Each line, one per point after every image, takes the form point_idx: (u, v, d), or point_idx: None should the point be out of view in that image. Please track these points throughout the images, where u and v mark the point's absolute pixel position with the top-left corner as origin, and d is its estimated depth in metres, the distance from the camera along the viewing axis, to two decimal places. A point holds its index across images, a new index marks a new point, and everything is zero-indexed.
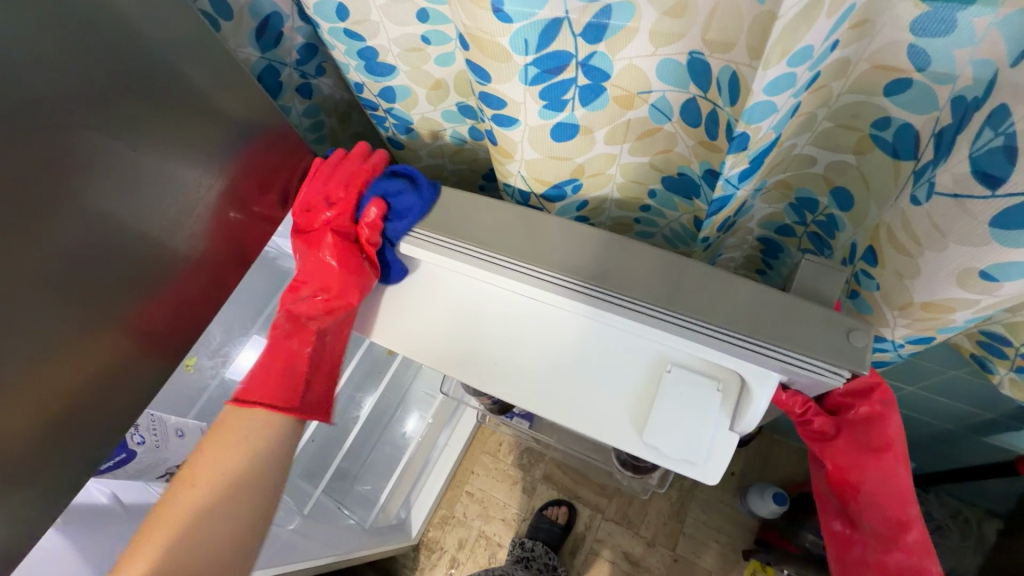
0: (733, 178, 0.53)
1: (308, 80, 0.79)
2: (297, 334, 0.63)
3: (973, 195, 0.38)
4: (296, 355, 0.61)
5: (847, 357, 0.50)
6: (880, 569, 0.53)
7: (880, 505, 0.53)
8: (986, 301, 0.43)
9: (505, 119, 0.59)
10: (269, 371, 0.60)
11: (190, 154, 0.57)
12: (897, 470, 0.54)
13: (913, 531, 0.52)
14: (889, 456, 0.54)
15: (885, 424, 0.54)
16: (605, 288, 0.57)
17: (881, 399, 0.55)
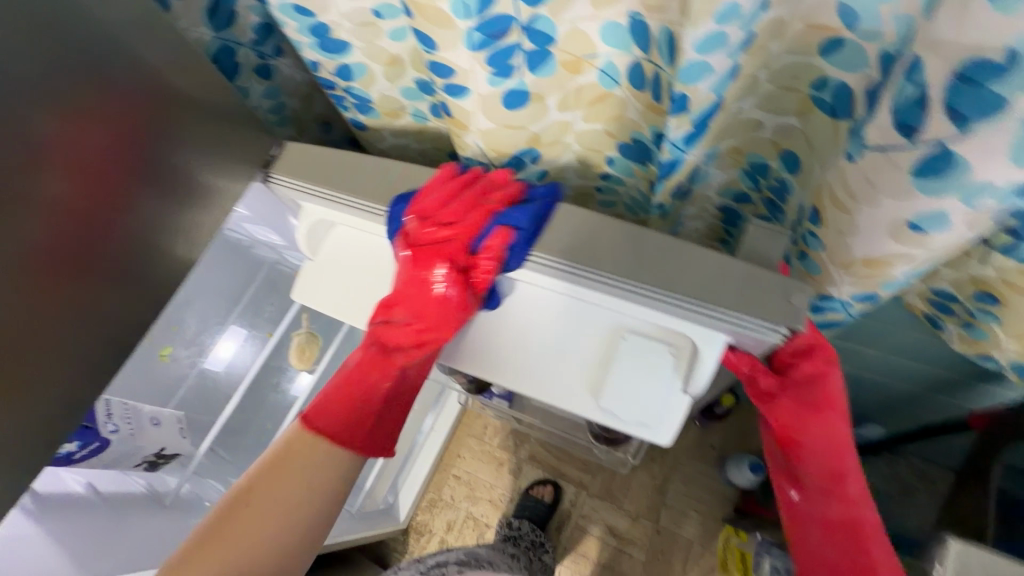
0: (679, 141, 0.51)
1: (267, 61, 0.75)
2: (379, 365, 0.61)
3: (897, 146, 0.37)
4: (371, 389, 0.60)
5: (791, 314, 0.47)
6: (823, 523, 0.48)
7: (819, 459, 0.49)
8: (920, 255, 0.43)
9: (456, 89, 0.53)
10: (340, 402, 0.59)
11: (144, 134, 0.55)
12: (837, 424, 0.49)
13: (851, 482, 0.48)
14: (830, 410, 0.49)
15: (828, 382, 0.49)
16: (579, 265, 0.52)
17: (823, 356, 0.49)
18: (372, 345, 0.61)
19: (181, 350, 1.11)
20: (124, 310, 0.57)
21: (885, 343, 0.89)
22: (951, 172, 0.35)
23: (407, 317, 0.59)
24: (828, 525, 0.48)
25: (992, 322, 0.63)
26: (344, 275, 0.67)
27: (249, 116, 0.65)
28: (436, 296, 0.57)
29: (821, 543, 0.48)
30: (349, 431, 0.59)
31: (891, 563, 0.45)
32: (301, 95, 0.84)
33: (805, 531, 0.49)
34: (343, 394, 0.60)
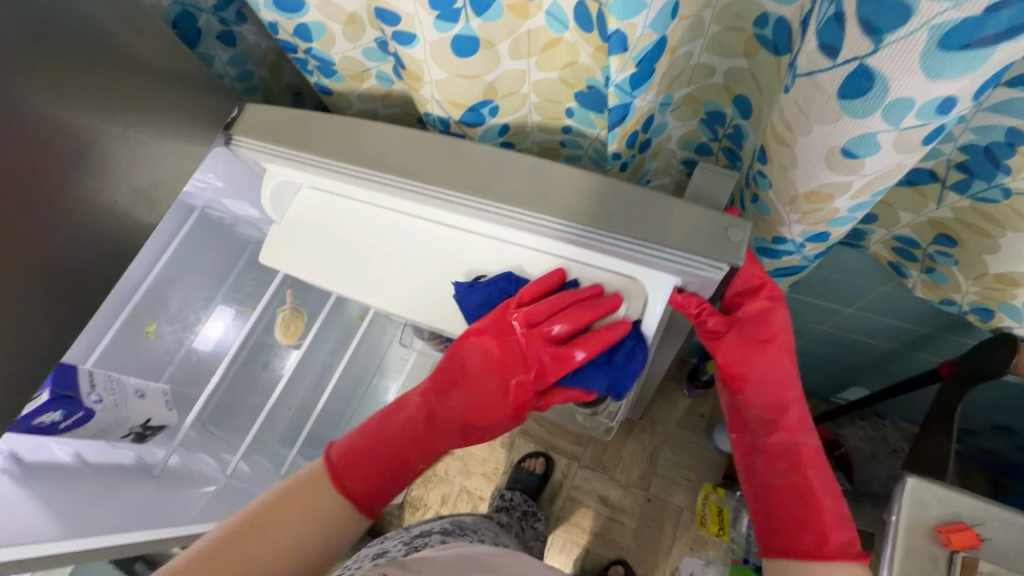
0: (625, 85, 0.49)
1: (229, 28, 0.75)
2: (421, 439, 0.63)
3: (822, 69, 0.37)
4: (408, 460, 0.62)
5: (732, 250, 0.48)
6: (765, 453, 0.52)
7: (764, 391, 0.52)
8: (858, 183, 0.44)
9: (405, 37, 0.52)
10: (374, 462, 0.61)
11: (101, 92, 0.55)
12: (780, 357, 0.52)
13: (793, 413, 0.52)
14: (774, 346, 0.53)
15: (773, 318, 0.52)
16: (592, 227, 0.52)
17: (769, 294, 0.51)
18: (418, 417, 0.64)
19: (166, 326, 1.12)
20: (91, 273, 0.57)
21: (859, 300, 0.90)
22: (871, 90, 0.36)
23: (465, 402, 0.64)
24: (770, 455, 0.51)
25: (950, 265, 0.64)
26: (306, 234, 0.67)
27: (208, 81, 0.66)
28: (504, 399, 0.62)
29: (764, 472, 0.51)
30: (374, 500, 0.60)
31: (827, 485, 0.50)
32: (269, 63, 0.84)
33: (750, 463, 0.53)
34: (374, 459, 0.61)
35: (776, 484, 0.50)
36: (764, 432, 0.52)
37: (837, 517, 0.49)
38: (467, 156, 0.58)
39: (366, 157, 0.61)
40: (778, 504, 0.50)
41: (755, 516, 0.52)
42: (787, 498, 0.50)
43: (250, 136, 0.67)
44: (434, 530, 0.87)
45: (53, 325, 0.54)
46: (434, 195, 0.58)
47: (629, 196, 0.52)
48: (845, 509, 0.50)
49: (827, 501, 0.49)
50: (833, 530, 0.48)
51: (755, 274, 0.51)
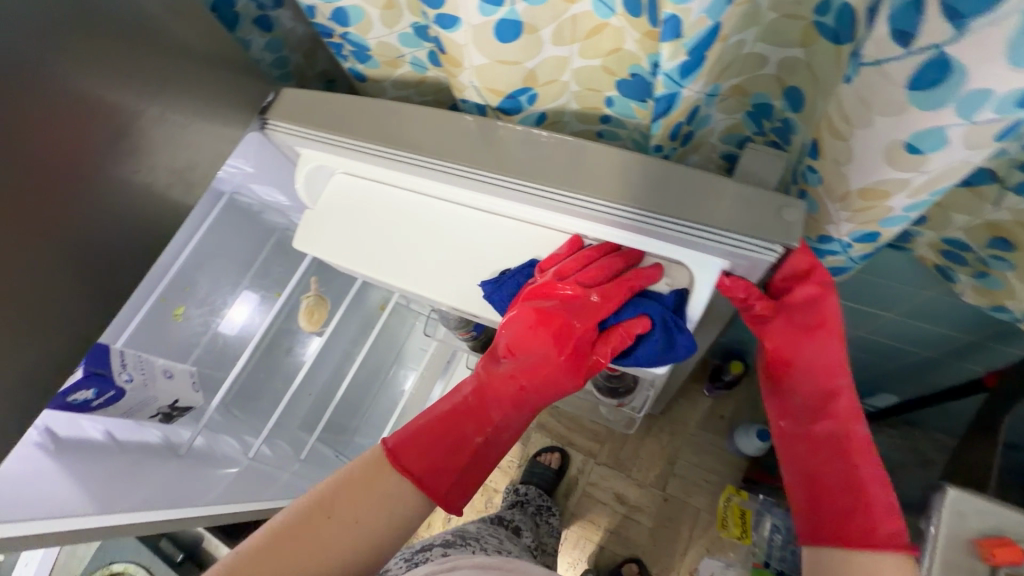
0: (674, 74, 0.49)
1: (266, 13, 0.75)
2: (475, 416, 0.57)
3: (891, 58, 0.35)
4: (462, 440, 0.56)
5: (787, 230, 0.47)
6: (809, 439, 0.51)
7: (810, 377, 0.52)
8: (918, 180, 0.42)
9: (448, 20, 0.51)
10: (431, 448, 0.55)
11: (141, 73, 0.55)
12: (830, 344, 0.52)
13: (841, 399, 0.50)
14: (824, 332, 0.52)
15: (824, 304, 0.50)
16: (651, 211, 0.50)
17: (819, 279, 0.49)
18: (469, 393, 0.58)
19: (194, 309, 1.14)
20: (125, 251, 0.58)
21: (898, 304, 0.87)
22: (950, 79, 0.33)
23: (514, 370, 0.58)
24: (814, 441, 0.50)
25: (1005, 270, 0.61)
26: (339, 220, 0.67)
27: (245, 64, 0.65)
28: (557, 359, 0.57)
29: (808, 458, 0.50)
30: (436, 484, 0.54)
31: (878, 474, 0.47)
32: (304, 49, 0.83)
33: (795, 450, 0.52)
34: (431, 439, 0.55)
35: (817, 470, 0.49)
36: (810, 419, 0.51)
37: (887, 507, 0.46)
38: (504, 143, 0.57)
39: (401, 141, 0.61)
40: (822, 489, 0.49)
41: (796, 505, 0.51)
42: (830, 483, 0.48)
43: (286, 120, 0.66)
44: (435, 544, 0.79)
45: (86, 302, 0.55)
46: (471, 179, 0.57)
47: (678, 182, 0.51)
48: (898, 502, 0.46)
49: (876, 489, 0.46)
50: (882, 519, 0.45)
51: (803, 259, 0.49)
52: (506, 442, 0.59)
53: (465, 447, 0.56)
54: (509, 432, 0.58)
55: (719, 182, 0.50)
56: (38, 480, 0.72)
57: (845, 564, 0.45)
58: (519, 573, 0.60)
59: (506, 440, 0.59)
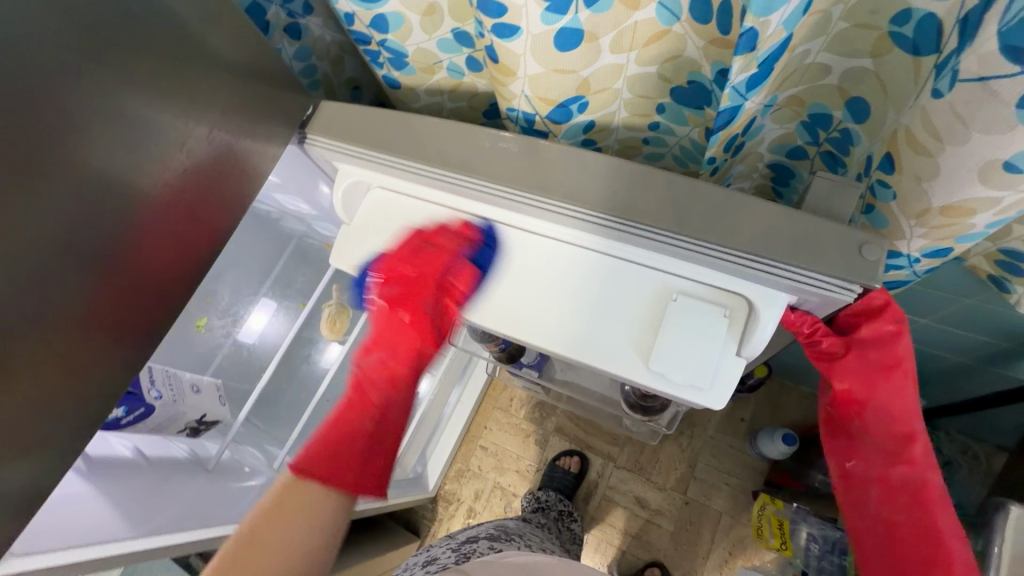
0: (740, 86, 0.46)
1: (296, 20, 0.73)
2: (361, 405, 0.62)
3: (1000, 75, 0.33)
4: (354, 426, 0.60)
5: (867, 269, 0.44)
6: (882, 485, 0.48)
7: (885, 421, 0.48)
8: (1008, 199, 0.40)
9: (506, 30, 0.49)
10: (328, 446, 0.59)
11: (184, 88, 0.53)
12: (905, 386, 0.48)
13: (917, 445, 0.47)
14: (897, 372, 0.48)
15: (898, 343, 0.47)
16: (628, 220, 0.51)
17: (896, 317, 0.46)
18: (350, 388, 0.63)
19: (216, 320, 1.13)
20: (174, 275, 0.57)
21: (936, 312, 0.86)
22: None
23: (382, 356, 0.63)
24: (888, 488, 0.48)
25: None
26: (372, 236, 0.64)
27: (283, 75, 0.63)
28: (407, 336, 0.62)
29: (882, 508, 0.48)
30: (340, 476, 0.58)
31: (954, 525, 0.46)
32: (331, 57, 0.81)
33: (862, 494, 0.49)
34: (326, 444, 0.59)
35: (895, 519, 0.47)
36: (882, 463, 0.48)
37: (966, 562, 0.45)
38: (558, 163, 0.54)
39: (446, 158, 0.58)
40: (899, 544, 0.46)
41: (862, 546, 0.49)
42: (908, 539, 0.46)
43: (326, 134, 0.65)
44: (480, 536, 0.84)
45: (132, 327, 0.54)
46: (524, 200, 0.54)
47: (722, 200, 0.49)
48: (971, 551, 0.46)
49: (956, 544, 0.45)
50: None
51: (878, 295, 0.46)
52: (394, 419, 0.63)
53: (358, 436, 0.60)
54: (396, 407, 0.63)
55: (759, 206, 0.48)
56: (63, 501, 0.70)
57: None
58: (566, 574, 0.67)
59: (396, 414, 0.63)
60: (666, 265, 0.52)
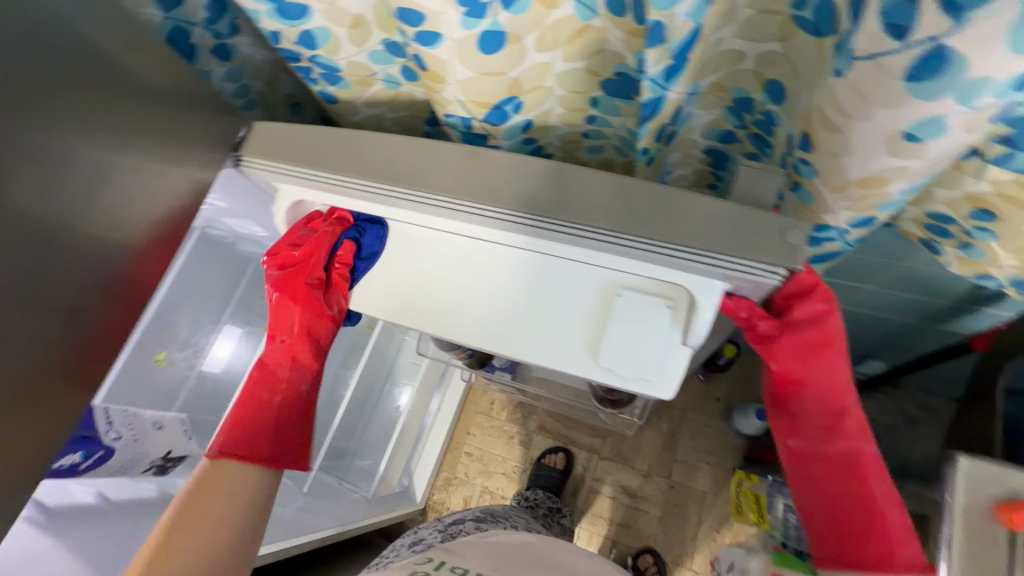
0: (658, 77, 0.48)
1: (224, 41, 0.72)
2: (266, 385, 0.64)
3: (887, 51, 0.35)
4: (265, 405, 0.63)
5: (790, 252, 0.46)
6: (823, 460, 0.49)
7: (820, 397, 0.49)
8: (916, 166, 0.42)
9: (428, 36, 0.50)
10: (242, 427, 0.62)
11: (106, 120, 0.53)
12: (838, 362, 0.49)
13: (852, 419, 0.48)
14: (831, 350, 0.49)
15: (829, 322, 0.48)
16: (543, 215, 0.52)
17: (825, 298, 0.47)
18: (253, 370, 0.65)
19: (177, 353, 1.09)
20: (116, 312, 0.55)
21: (882, 275, 0.90)
22: (947, 70, 0.34)
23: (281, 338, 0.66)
24: (828, 462, 0.49)
25: (988, 240, 0.63)
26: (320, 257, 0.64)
27: (211, 99, 0.63)
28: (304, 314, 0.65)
29: (823, 482, 0.49)
30: (244, 450, 0.61)
31: (890, 493, 0.47)
32: (265, 75, 0.80)
33: (806, 469, 0.51)
34: (240, 423, 0.62)
35: (836, 493, 0.48)
36: (821, 439, 0.49)
37: (903, 527, 0.46)
38: (498, 169, 0.55)
39: (387, 171, 0.58)
40: (838, 515, 0.48)
41: (811, 518, 0.51)
42: (846, 511, 0.48)
43: (262, 156, 0.63)
44: (467, 518, 0.85)
45: (76, 366, 0.52)
46: (468, 209, 0.54)
47: (652, 191, 0.51)
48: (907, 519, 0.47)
49: (892, 514, 0.47)
50: (899, 546, 0.46)
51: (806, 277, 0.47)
52: (302, 391, 0.66)
53: (267, 410, 0.63)
54: (303, 381, 0.66)
55: (686, 195, 0.50)
56: (18, 564, 0.70)
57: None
58: (545, 550, 0.68)
59: (305, 386, 0.66)
60: (604, 261, 0.53)
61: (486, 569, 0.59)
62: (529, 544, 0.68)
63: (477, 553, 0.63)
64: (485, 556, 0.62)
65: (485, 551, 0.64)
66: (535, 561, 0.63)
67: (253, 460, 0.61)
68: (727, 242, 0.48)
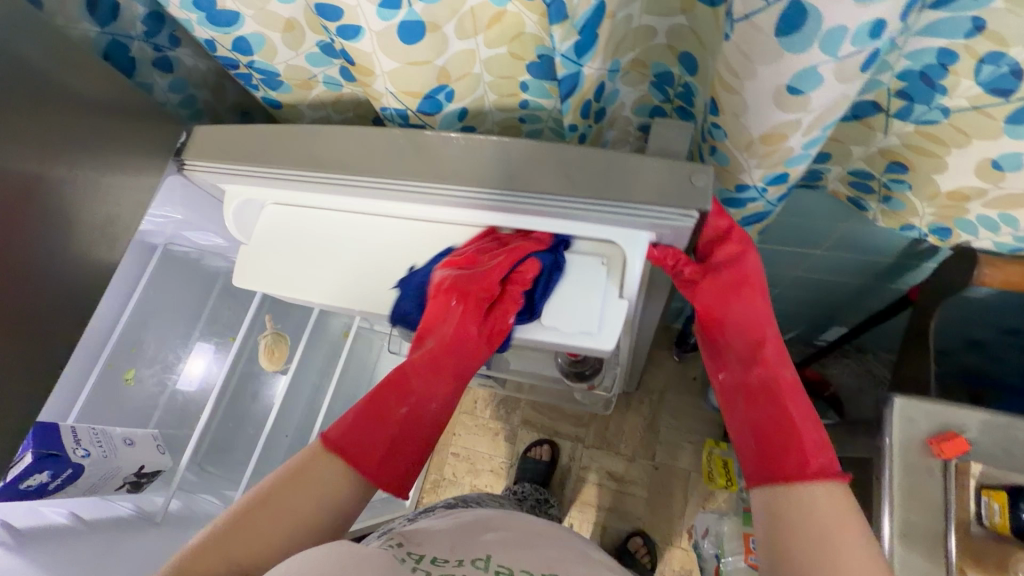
0: (569, 54, 0.51)
1: (165, 53, 0.73)
2: (399, 394, 0.59)
3: (756, 10, 0.38)
4: (389, 415, 0.58)
5: (699, 195, 0.49)
6: (746, 390, 0.56)
7: (740, 330, 0.58)
8: (806, 119, 0.46)
9: (350, 31, 0.53)
10: (366, 432, 0.56)
11: (42, 131, 0.54)
12: (755, 299, 0.58)
13: (770, 348, 0.57)
14: (748, 289, 0.58)
15: (744, 261, 0.57)
16: (517, 191, 0.54)
17: (738, 239, 0.57)
18: (391, 374, 0.61)
19: (145, 370, 1.09)
20: (64, 319, 0.56)
21: (826, 239, 0.94)
22: (808, 22, 0.37)
23: (434, 346, 0.61)
24: (750, 391, 0.55)
25: (905, 191, 0.67)
26: (272, 254, 0.67)
27: (149, 109, 0.65)
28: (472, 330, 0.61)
29: (746, 407, 0.55)
30: (365, 462, 0.55)
31: (806, 414, 0.53)
32: (210, 85, 0.82)
33: (733, 403, 0.57)
34: (365, 418, 0.57)
35: (758, 418, 0.54)
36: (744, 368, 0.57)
37: (818, 444, 0.51)
38: (435, 150, 0.57)
39: (327, 162, 0.60)
40: (760, 433, 0.53)
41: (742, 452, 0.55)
42: (766, 429, 0.53)
43: (207, 157, 0.65)
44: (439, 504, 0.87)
45: (25, 374, 0.53)
46: (408, 189, 0.57)
47: (576, 158, 0.53)
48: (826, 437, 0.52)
49: (807, 427, 0.52)
50: (813, 455, 0.50)
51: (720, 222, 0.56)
52: (433, 411, 0.61)
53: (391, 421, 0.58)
54: (434, 402, 0.61)
55: (608, 160, 0.52)
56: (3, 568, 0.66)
57: (785, 499, 0.49)
58: (511, 522, 0.70)
59: (433, 408, 0.61)
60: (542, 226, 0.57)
61: (444, 554, 0.59)
62: (491, 521, 0.69)
63: (436, 537, 0.63)
64: (443, 540, 0.62)
65: (442, 534, 0.64)
66: (495, 538, 0.65)
67: (364, 474, 0.55)
68: (645, 191, 0.51)
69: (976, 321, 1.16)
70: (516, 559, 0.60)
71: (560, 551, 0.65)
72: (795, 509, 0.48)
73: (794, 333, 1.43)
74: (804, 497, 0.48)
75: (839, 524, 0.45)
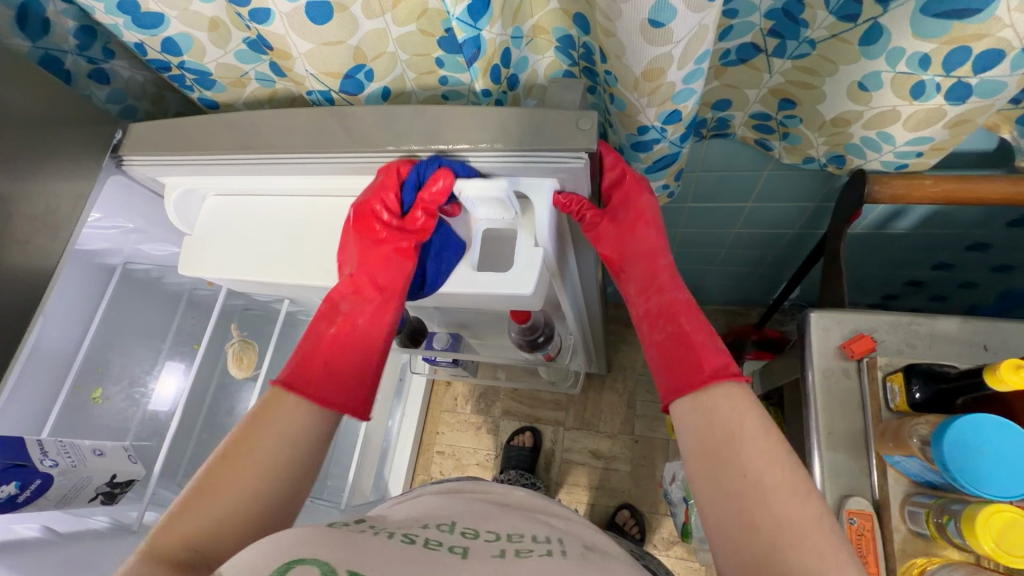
0: (464, 17, 0.57)
1: (99, 65, 0.77)
2: (331, 317, 0.67)
3: None
4: (322, 338, 0.65)
5: (585, 137, 0.54)
6: (647, 316, 0.65)
7: (637, 260, 0.68)
8: (677, 51, 0.51)
9: (262, 14, 0.58)
10: (303, 356, 0.63)
11: None
12: (647, 232, 0.68)
13: (663, 275, 0.66)
14: (643, 224, 0.68)
15: (636, 201, 0.68)
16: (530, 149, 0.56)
17: (629, 179, 0.68)
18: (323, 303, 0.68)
19: (112, 388, 1.08)
20: (9, 309, 0.59)
21: (752, 192, 1.00)
22: None
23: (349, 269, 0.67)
24: (650, 316, 0.64)
25: (798, 125, 0.73)
26: (222, 240, 0.71)
27: (84, 110, 0.68)
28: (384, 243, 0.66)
29: (649, 331, 0.64)
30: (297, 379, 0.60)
31: (702, 328, 0.60)
32: (149, 97, 0.85)
33: (641, 330, 0.66)
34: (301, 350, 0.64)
35: (660, 337, 0.62)
36: (645, 298, 0.66)
37: (716, 351, 0.57)
38: (357, 122, 0.62)
39: (261, 144, 0.65)
40: (664, 349, 0.60)
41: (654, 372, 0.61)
42: (670, 344, 0.60)
43: (139, 150, 0.70)
44: None
45: None
46: (336, 160, 0.63)
47: (484, 113, 0.58)
48: (722, 345, 0.58)
49: (702, 338, 0.59)
50: (708, 361, 0.56)
51: (612, 170, 0.68)
52: (363, 328, 0.67)
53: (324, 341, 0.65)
54: (362, 318, 0.67)
55: (511, 111, 0.58)
56: None
57: (694, 408, 0.54)
58: (478, 490, 0.73)
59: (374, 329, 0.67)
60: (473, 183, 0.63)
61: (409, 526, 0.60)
62: (450, 493, 0.72)
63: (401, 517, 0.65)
64: (408, 517, 0.65)
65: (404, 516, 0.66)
66: (456, 509, 0.67)
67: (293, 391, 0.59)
68: (547, 141, 0.55)
69: (909, 262, 1.23)
70: (479, 521, 0.62)
71: (517, 516, 0.65)
72: (702, 412, 0.53)
73: (749, 295, 1.49)
74: (706, 399, 0.53)
75: (739, 419, 0.50)
